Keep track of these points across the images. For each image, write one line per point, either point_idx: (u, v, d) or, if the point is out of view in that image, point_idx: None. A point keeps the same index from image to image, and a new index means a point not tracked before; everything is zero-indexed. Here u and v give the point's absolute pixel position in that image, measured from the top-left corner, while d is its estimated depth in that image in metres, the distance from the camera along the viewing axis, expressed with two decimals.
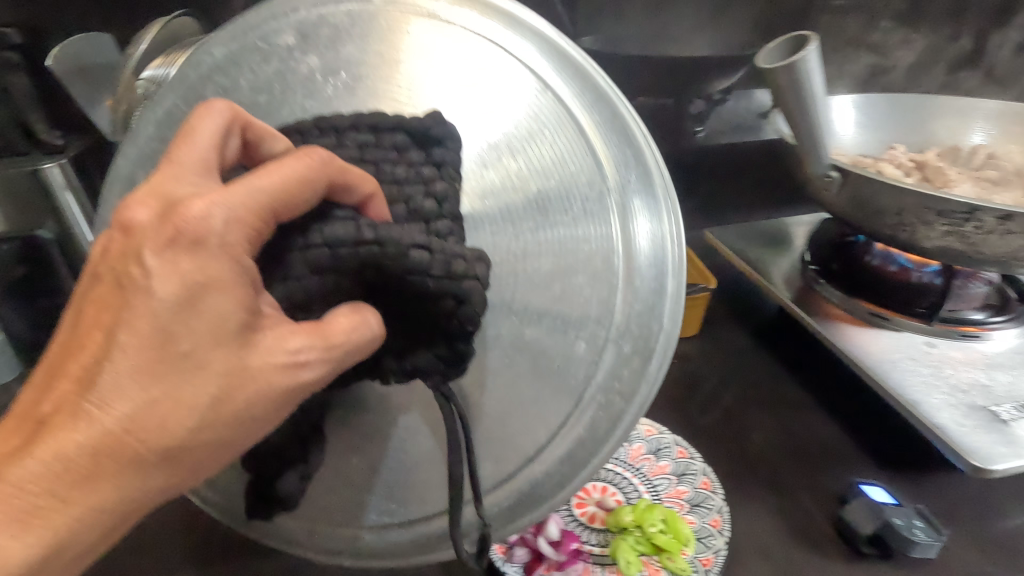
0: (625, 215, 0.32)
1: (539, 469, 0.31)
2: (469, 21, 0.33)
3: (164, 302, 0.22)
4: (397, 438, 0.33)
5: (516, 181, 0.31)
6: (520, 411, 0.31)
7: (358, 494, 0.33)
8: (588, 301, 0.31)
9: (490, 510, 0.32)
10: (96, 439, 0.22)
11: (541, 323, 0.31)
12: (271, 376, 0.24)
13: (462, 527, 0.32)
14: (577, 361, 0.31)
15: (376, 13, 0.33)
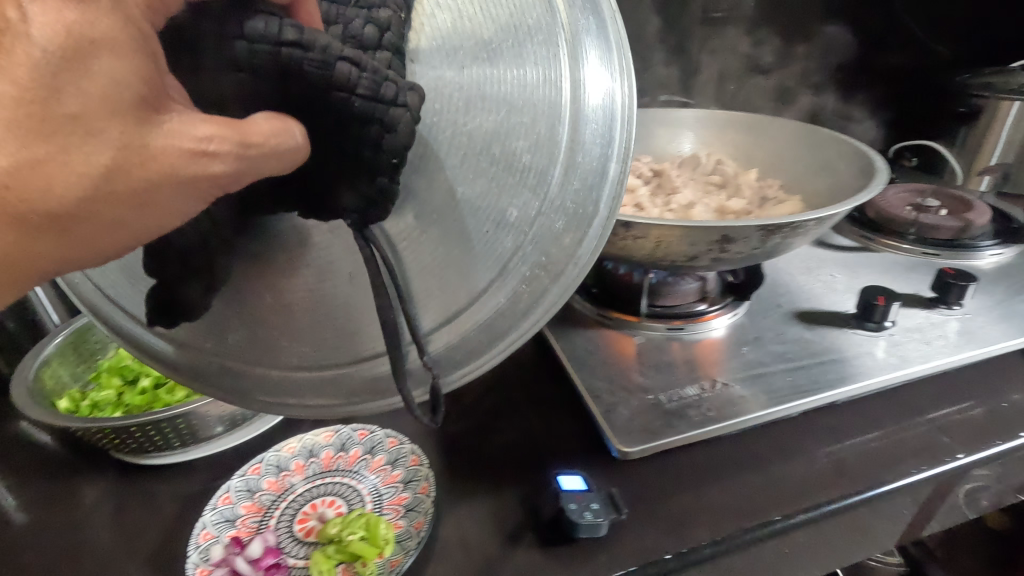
0: (575, 70, 0.41)
1: (491, 292, 0.42)
2: None
3: (40, 47, 0.26)
4: (322, 265, 0.45)
5: (468, 30, 0.42)
6: (470, 256, 0.42)
7: (318, 318, 0.46)
8: (531, 134, 0.41)
9: (443, 334, 0.44)
10: (4, 170, 0.28)
11: (504, 169, 0.41)
12: (178, 160, 0.30)
13: (424, 330, 0.44)
14: (524, 183, 0.41)
15: None
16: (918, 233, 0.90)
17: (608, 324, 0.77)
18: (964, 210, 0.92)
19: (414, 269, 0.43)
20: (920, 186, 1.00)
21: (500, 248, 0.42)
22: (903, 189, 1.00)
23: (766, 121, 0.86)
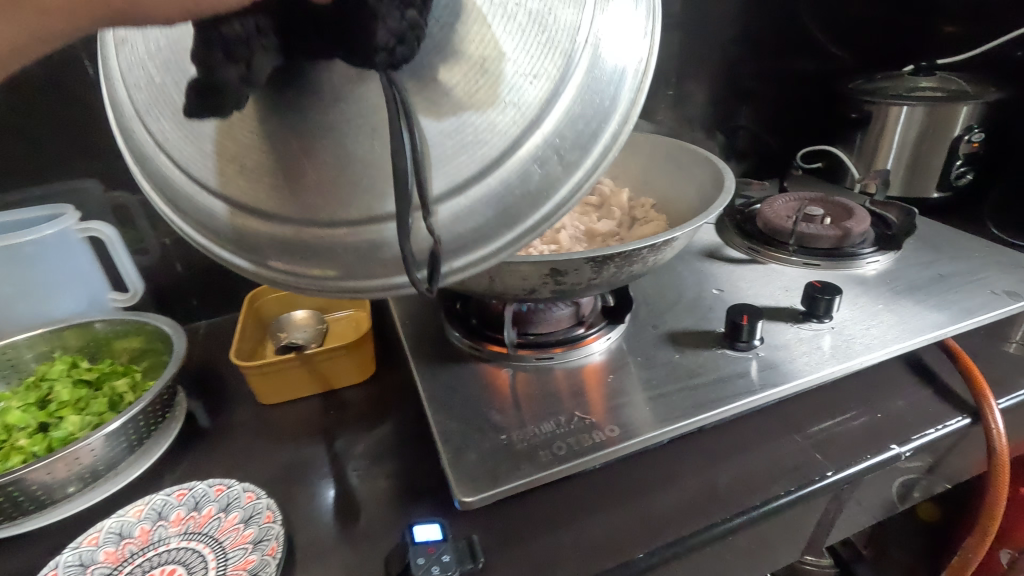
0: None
1: (510, 165, 0.40)
2: None
3: None
4: (337, 120, 0.41)
5: None
6: (491, 112, 0.41)
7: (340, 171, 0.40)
8: (566, 33, 0.43)
9: (477, 240, 0.41)
10: None
11: (537, 65, 0.42)
12: None
13: (438, 194, 0.40)
14: (568, 70, 0.42)
15: None
16: (802, 242, 0.90)
17: (484, 356, 0.73)
18: (847, 217, 0.92)
19: (449, 137, 0.40)
20: (806, 195, 1.00)
21: (509, 123, 0.41)
22: (790, 198, 1.00)
23: (635, 138, 0.85)
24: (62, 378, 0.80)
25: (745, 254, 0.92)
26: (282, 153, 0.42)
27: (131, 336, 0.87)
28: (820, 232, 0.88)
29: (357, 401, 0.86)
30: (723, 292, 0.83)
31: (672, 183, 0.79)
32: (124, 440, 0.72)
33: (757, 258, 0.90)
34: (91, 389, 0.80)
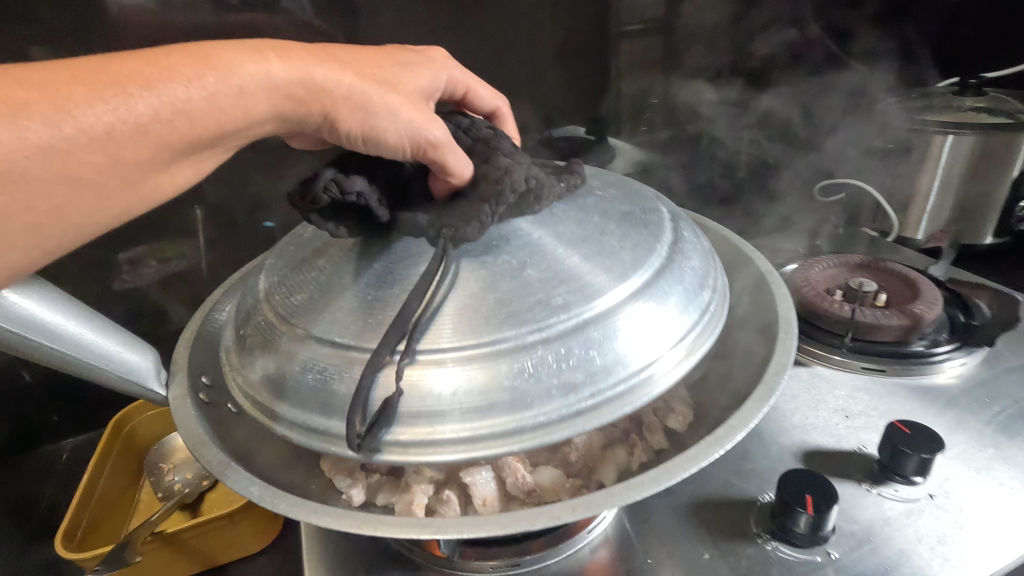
0: (667, 267, 0.44)
1: (519, 352, 0.37)
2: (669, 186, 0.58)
3: (286, 81, 0.36)
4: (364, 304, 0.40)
5: (594, 211, 0.46)
6: (511, 317, 0.38)
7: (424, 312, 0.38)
8: (612, 283, 0.41)
9: (453, 421, 0.36)
10: (201, 95, 0.33)
11: (596, 270, 0.41)
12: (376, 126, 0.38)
13: (439, 346, 0.37)
14: (597, 318, 0.39)
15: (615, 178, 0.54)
16: (856, 334, 0.67)
17: (417, 561, 0.48)
18: (912, 299, 0.69)
19: (490, 295, 0.39)
20: (850, 260, 0.77)
21: (541, 307, 0.39)
22: (831, 263, 0.77)
23: None
24: None
25: None
26: (362, 309, 0.39)
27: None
28: (882, 322, 0.65)
29: None
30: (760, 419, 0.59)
31: None
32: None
33: (795, 358, 0.67)
34: None
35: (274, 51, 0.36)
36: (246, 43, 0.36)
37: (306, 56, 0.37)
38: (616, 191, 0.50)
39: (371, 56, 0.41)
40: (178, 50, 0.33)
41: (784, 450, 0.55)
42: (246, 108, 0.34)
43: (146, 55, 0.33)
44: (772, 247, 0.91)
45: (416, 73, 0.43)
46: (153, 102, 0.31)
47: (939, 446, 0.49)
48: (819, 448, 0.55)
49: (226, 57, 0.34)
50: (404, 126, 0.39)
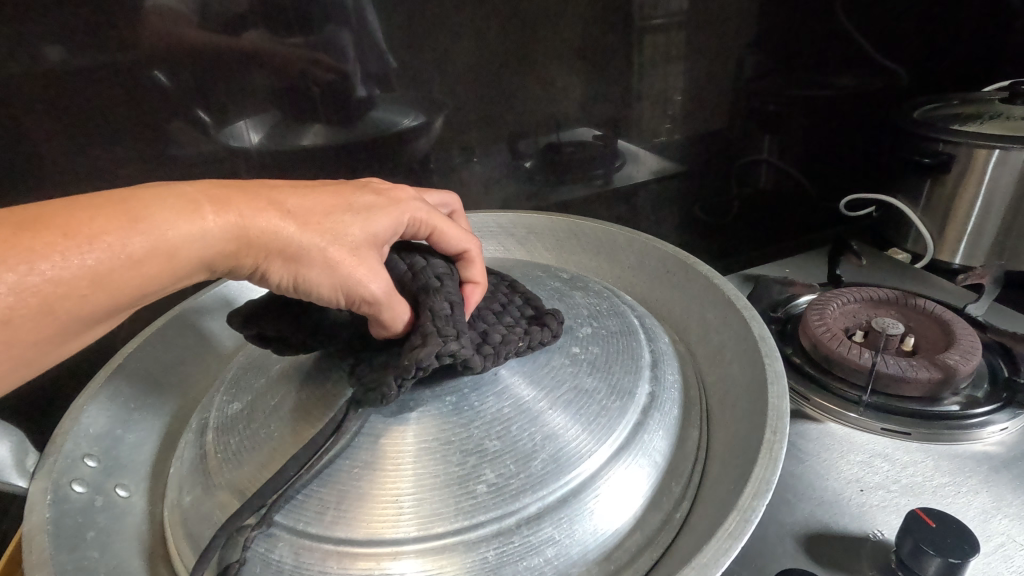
0: (615, 458, 0.32)
1: (459, 541, 0.29)
2: (714, 301, 0.45)
3: (219, 234, 0.29)
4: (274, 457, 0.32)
5: (548, 370, 0.35)
6: (360, 518, 0.29)
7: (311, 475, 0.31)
8: (511, 487, 0.30)
9: None
10: (112, 262, 0.27)
11: (557, 419, 0.33)
12: (311, 274, 0.31)
13: (356, 532, 0.29)
14: (474, 535, 0.29)
15: (614, 307, 0.43)
16: (878, 387, 0.58)
17: None
18: (945, 346, 0.60)
19: (420, 458, 0.30)
20: (873, 294, 0.68)
21: (472, 488, 0.30)
22: (851, 298, 0.68)
23: (614, 239, 0.55)
24: None
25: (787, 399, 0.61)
26: (282, 444, 0.33)
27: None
28: (909, 375, 0.56)
29: None
30: None
31: (679, 332, 0.46)
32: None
33: (806, 412, 0.59)
34: None
35: (213, 200, 0.30)
36: (184, 190, 0.29)
37: (247, 203, 0.30)
38: (596, 311, 0.41)
39: (325, 197, 0.32)
40: (97, 204, 0.27)
41: (784, 531, 0.48)
42: (172, 273, 0.28)
43: (65, 209, 0.26)
44: (796, 267, 0.81)
45: (375, 215, 0.33)
46: (53, 270, 0.25)
47: (972, 549, 0.41)
48: (824, 527, 0.47)
49: (155, 215, 0.28)
50: (326, 284, 0.31)
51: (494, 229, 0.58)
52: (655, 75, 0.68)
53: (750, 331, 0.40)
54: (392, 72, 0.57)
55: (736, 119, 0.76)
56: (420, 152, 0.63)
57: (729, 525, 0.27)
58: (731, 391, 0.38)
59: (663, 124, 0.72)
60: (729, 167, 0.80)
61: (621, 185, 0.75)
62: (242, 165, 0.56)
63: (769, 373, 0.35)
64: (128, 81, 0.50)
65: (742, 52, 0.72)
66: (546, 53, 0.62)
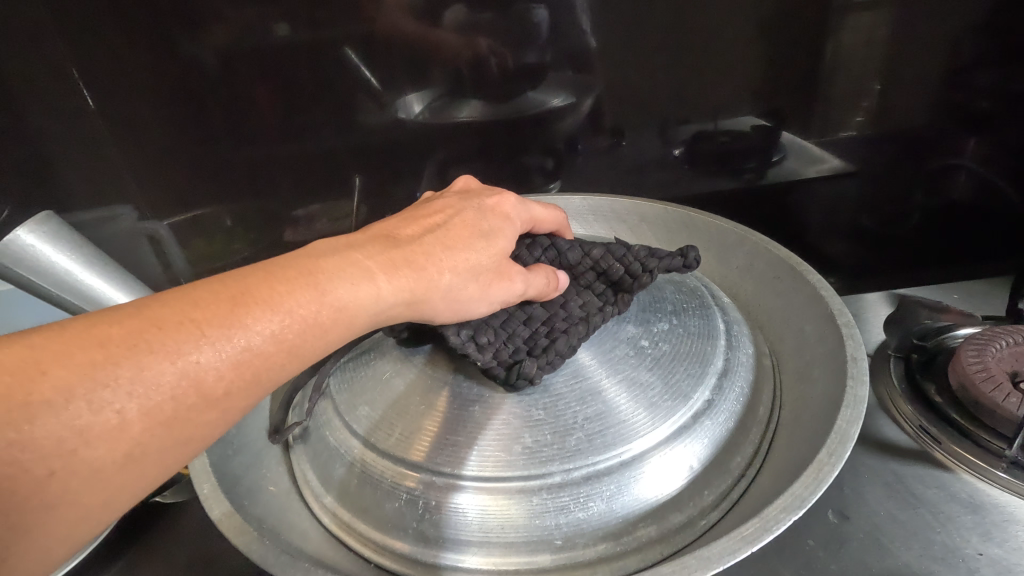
0: (652, 450, 0.33)
1: (487, 486, 0.32)
2: (815, 321, 0.42)
3: (392, 300, 0.31)
4: (362, 381, 0.39)
5: (611, 357, 0.37)
6: (416, 445, 0.34)
7: (391, 398, 0.37)
8: (544, 450, 0.33)
9: (330, 512, 0.36)
10: (307, 327, 0.29)
11: (601, 405, 0.34)
12: (441, 297, 0.33)
13: (409, 457, 0.34)
14: (500, 486, 0.32)
15: (704, 306, 0.43)
16: None
17: None
18: None
19: (474, 407, 0.35)
20: None
21: (511, 444, 0.33)
22: None
23: (727, 237, 0.53)
24: None
25: (912, 439, 0.54)
26: (374, 370, 0.39)
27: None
28: None
29: None
30: (849, 521, 0.48)
31: (774, 343, 0.44)
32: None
33: (933, 457, 0.52)
34: None
35: (383, 266, 0.32)
36: (356, 258, 0.32)
37: (411, 264, 0.33)
38: (681, 309, 0.42)
39: (457, 234, 0.35)
40: (293, 277, 0.29)
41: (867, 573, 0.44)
42: (353, 336, 0.31)
43: (260, 277, 0.29)
44: (969, 294, 0.70)
45: (500, 239, 0.37)
46: (268, 333, 0.27)
47: None
48: None
49: (331, 276, 0.30)
50: (451, 309, 0.34)
51: (607, 214, 0.59)
52: (832, 63, 0.62)
53: (844, 352, 0.37)
54: (550, 55, 0.61)
55: (935, 116, 0.66)
56: (567, 131, 0.66)
57: (745, 528, 0.26)
58: (805, 413, 0.36)
59: (836, 117, 0.66)
60: (916, 171, 0.70)
61: (776, 181, 0.71)
62: (407, 134, 0.64)
63: (848, 397, 0.33)
64: (333, 55, 0.59)
65: (958, 37, 0.61)
66: (719, 38, 0.60)
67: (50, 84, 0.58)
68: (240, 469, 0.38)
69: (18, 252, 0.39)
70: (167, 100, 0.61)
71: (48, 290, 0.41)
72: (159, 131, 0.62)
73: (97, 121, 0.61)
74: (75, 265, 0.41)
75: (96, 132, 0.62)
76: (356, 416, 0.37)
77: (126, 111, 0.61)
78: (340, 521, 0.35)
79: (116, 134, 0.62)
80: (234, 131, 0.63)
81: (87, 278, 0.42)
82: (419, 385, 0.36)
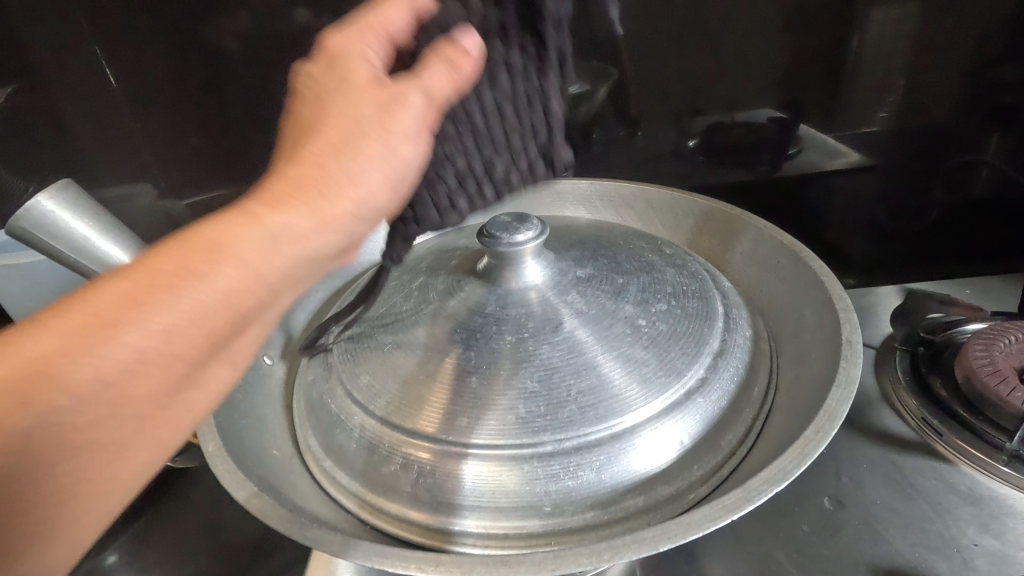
0: (643, 424, 0.34)
1: (481, 453, 0.33)
2: (814, 306, 0.42)
3: (307, 233, 0.28)
4: (365, 353, 0.40)
5: (606, 336, 0.38)
6: (414, 413, 0.35)
7: (394, 369, 0.38)
8: (537, 420, 0.34)
9: (330, 475, 0.37)
10: (225, 284, 0.26)
11: (595, 380, 0.35)
12: (348, 204, 0.29)
13: (407, 424, 0.35)
14: (493, 453, 0.33)
15: (704, 290, 0.43)
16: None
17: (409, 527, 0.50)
18: None
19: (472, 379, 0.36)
20: None
21: (506, 414, 0.34)
22: None
23: (732, 223, 0.53)
24: None
25: (915, 432, 0.54)
26: (378, 343, 0.40)
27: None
28: None
29: None
30: (844, 508, 0.48)
31: (774, 328, 0.44)
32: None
33: (935, 450, 0.52)
34: None
35: (279, 196, 0.28)
36: (253, 197, 0.28)
37: (303, 182, 0.28)
38: (680, 291, 0.42)
39: (345, 99, 0.30)
40: (196, 238, 0.26)
41: (859, 558, 0.44)
42: (279, 279, 0.28)
43: (163, 248, 0.26)
44: (982, 290, 0.69)
45: (366, 86, 0.30)
46: (183, 305, 0.25)
47: None
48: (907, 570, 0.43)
49: (237, 223, 0.27)
50: (387, 183, 0.31)
51: (615, 199, 0.60)
52: (850, 55, 0.61)
53: (840, 334, 0.37)
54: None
55: (958, 111, 0.65)
56: (581, 120, 0.66)
57: (726, 497, 0.26)
58: (799, 394, 0.36)
59: (853, 109, 0.65)
60: (936, 167, 0.69)
61: (792, 175, 0.70)
62: None
63: (840, 377, 0.33)
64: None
65: (984, 31, 0.60)
66: (736, 28, 0.60)
67: (76, 62, 0.60)
68: (247, 432, 0.39)
69: (37, 215, 0.37)
70: (188, 80, 0.62)
71: (66, 256, 0.38)
72: (180, 111, 0.64)
73: (120, 98, 0.63)
74: (91, 231, 0.38)
75: (120, 109, 0.63)
76: (358, 385, 0.39)
77: (149, 90, 0.62)
78: (339, 485, 0.37)
79: (139, 112, 0.64)
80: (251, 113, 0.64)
81: (104, 245, 0.39)
82: (420, 358, 0.38)
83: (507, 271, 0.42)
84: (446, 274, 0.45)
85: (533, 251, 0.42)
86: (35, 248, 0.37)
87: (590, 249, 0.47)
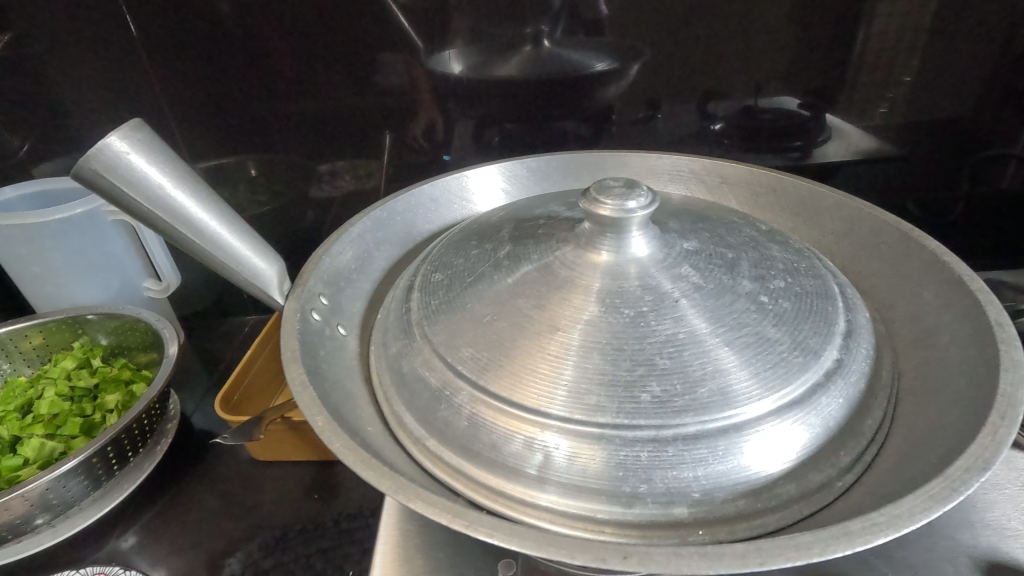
0: (788, 406, 0.32)
1: (618, 437, 0.31)
2: (935, 285, 0.40)
3: None
4: (461, 323, 0.37)
5: (732, 312, 0.35)
6: (531, 393, 0.32)
7: (502, 341, 0.35)
8: (677, 402, 0.31)
9: (434, 455, 0.34)
10: None
11: (730, 357, 0.33)
12: None
13: (526, 403, 0.32)
14: (631, 437, 0.31)
15: (817, 268, 0.41)
16: None
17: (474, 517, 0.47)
18: None
19: (594, 356, 0.33)
20: None
21: (641, 396, 0.31)
22: None
23: (821, 201, 0.50)
24: (57, 381, 0.69)
25: None
26: (473, 314, 0.37)
27: (136, 324, 0.73)
28: None
29: (352, 485, 0.63)
30: None
31: (884, 308, 0.42)
32: (80, 479, 0.55)
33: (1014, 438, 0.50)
34: (85, 376, 0.71)
35: None
36: None
37: None
38: (793, 268, 0.40)
39: None
40: None
41: (960, 550, 0.43)
42: None
43: None
44: None
45: None
46: None
47: None
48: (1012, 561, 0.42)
49: None
50: None
51: (686, 174, 0.57)
52: (902, 42, 0.60)
53: (984, 316, 0.34)
54: (594, 17, 0.60)
55: (989, 104, 0.64)
56: (608, 98, 0.65)
57: (930, 488, 0.24)
58: (937, 378, 0.35)
59: (904, 97, 0.64)
60: (965, 159, 0.69)
61: (830, 162, 0.69)
62: (443, 91, 0.64)
63: (1003, 360, 0.31)
64: (379, 6, 0.60)
65: (1019, 22, 0.59)
66: (784, 9, 0.58)
67: None
68: (340, 403, 0.35)
69: (109, 156, 0.32)
70: None
71: (139, 203, 0.33)
72: None
73: None
74: (167, 178, 0.34)
75: None
76: (460, 357, 0.35)
77: None
78: (446, 466, 0.34)
79: None
80: (287, 77, 0.64)
81: (178, 193, 0.35)
82: (530, 333, 0.35)
83: (608, 240, 0.38)
84: (535, 241, 0.42)
85: (641, 222, 0.38)
86: (102, 195, 0.33)
87: (687, 222, 0.44)
